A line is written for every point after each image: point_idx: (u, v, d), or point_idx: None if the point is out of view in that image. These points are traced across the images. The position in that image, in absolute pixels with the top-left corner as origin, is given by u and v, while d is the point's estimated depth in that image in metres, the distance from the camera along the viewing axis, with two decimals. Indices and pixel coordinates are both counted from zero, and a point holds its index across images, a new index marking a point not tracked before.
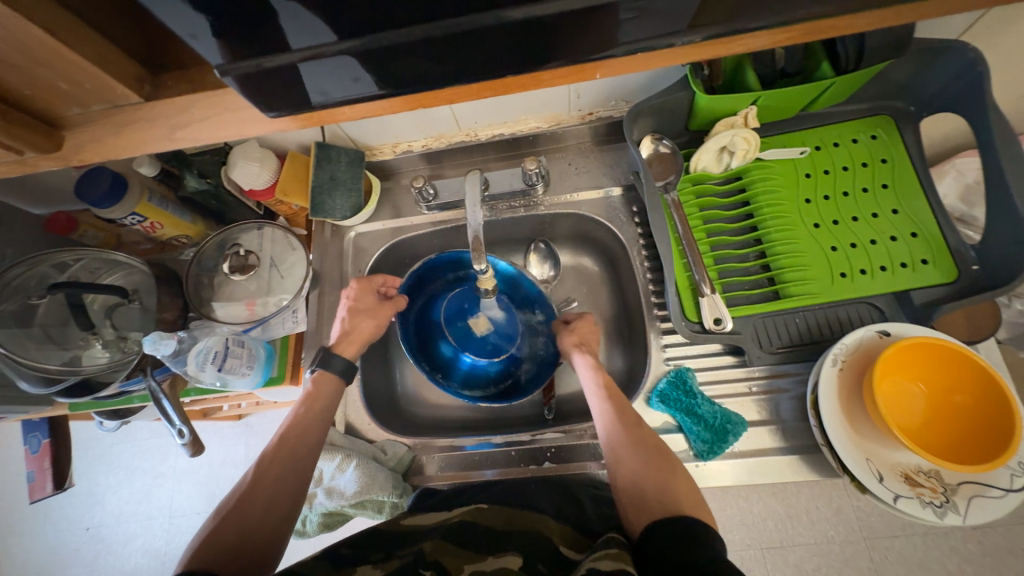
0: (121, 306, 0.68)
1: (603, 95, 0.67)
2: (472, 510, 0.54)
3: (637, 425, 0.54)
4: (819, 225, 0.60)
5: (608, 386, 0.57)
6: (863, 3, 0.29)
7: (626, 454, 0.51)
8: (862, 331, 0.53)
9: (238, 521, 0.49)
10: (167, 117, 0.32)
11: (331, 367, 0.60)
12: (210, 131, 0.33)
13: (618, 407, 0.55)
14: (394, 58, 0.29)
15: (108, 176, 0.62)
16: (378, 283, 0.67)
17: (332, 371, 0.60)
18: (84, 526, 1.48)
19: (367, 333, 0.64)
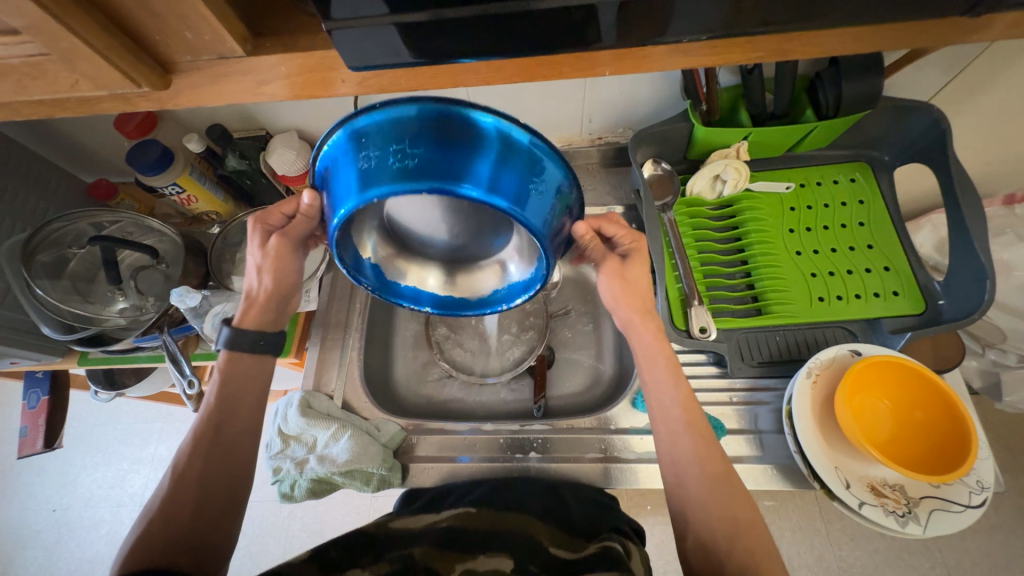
0: (148, 269, 0.72)
1: (613, 122, 0.75)
2: (460, 514, 0.56)
3: (723, 481, 0.50)
4: (801, 253, 0.66)
5: (696, 423, 0.53)
6: (836, 42, 0.35)
7: (706, 510, 0.49)
8: (835, 349, 0.57)
9: (167, 518, 0.49)
10: (249, 73, 0.36)
11: (242, 342, 0.56)
12: (276, 91, 0.36)
13: (706, 450, 0.51)
14: (434, 34, 0.32)
15: (160, 147, 0.68)
16: (276, 218, 0.57)
17: (241, 349, 0.56)
18: (51, 508, 1.44)
19: (278, 282, 0.57)
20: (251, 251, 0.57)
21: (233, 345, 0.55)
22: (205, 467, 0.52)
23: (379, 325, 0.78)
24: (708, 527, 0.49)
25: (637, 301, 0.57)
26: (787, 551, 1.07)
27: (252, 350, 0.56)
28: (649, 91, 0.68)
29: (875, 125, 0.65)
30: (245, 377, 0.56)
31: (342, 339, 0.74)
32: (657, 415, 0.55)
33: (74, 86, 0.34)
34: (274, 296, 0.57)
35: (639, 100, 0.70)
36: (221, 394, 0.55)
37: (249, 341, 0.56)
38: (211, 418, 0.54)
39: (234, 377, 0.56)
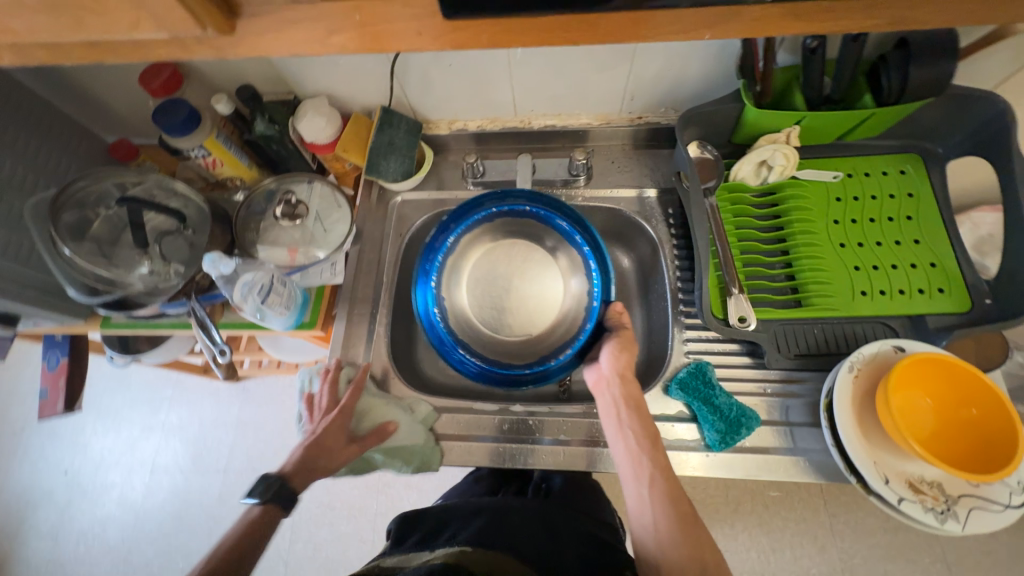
0: (172, 233, 0.69)
1: (656, 100, 0.72)
2: (455, 552, 0.51)
3: (692, 532, 0.51)
4: (845, 245, 0.64)
5: (662, 466, 0.54)
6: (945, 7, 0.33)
7: (677, 562, 0.49)
8: (879, 344, 0.56)
9: None
10: (310, 20, 0.34)
11: (277, 503, 0.53)
12: (338, 42, 0.34)
13: (672, 492, 0.52)
14: None
15: (187, 107, 0.66)
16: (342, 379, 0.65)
17: (274, 507, 0.53)
18: (62, 470, 1.45)
19: (310, 453, 0.57)
20: (323, 390, 0.63)
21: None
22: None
23: (403, 302, 0.77)
24: (680, 565, 0.49)
25: (627, 359, 0.60)
26: (789, 540, 1.09)
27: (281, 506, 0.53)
28: (698, 68, 0.65)
29: (936, 114, 0.62)
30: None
31: (369, 314, 0.74)
32: (618, 448, 0.56)
33: (132, 26, 0.32)
34: (306, 468, 0.56)
35: (685, 77, 0.67)
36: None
37: (277, 502, 0.53)
38: (236, 552, 0.49)
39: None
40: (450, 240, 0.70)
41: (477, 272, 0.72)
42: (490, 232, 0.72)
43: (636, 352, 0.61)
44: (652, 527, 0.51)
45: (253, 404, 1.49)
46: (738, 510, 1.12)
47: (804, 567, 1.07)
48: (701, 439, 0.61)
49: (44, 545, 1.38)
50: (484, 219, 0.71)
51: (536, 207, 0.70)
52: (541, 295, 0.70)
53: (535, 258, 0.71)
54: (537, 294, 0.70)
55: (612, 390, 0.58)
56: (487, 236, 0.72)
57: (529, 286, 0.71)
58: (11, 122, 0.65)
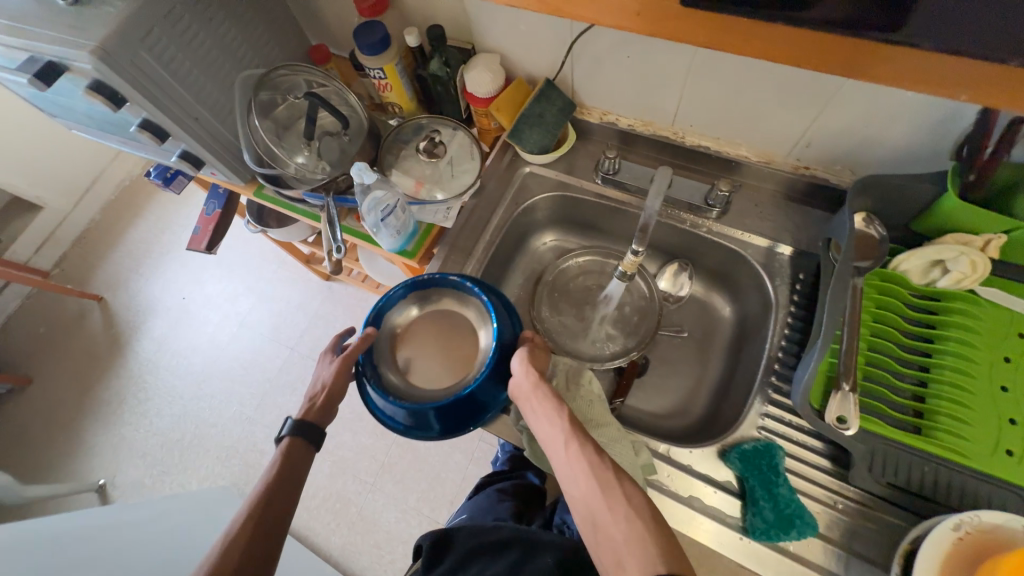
0: (333, 135, 0.79)
1: (832, 155, 0.65)
2: None
3: (605, 476, 0.47)
4: (1009, 390, 0.53)
5: (570, 423, 0.52)
6: None
7: (598, 511, 0.46)
8: (1010, 517, 0.46)
9: (269, 507, 0.55)
10: None
11: (299, 435, 0.60)
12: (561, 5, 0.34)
13: (581, 442, 0.51)
14: None
15: (383, 31, 0.73)
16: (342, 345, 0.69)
17: (300, 437, 0.60)
18: (181, 294, 1.76)
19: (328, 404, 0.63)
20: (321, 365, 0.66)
21: (295, 436, 0.60)
22: (322, 428, 0.62)
23: (495, 265, 0.81)
24: (604, 524, 0.45)
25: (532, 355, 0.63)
26: None
27: (306, 443, 0.61)
28: (900, 133, 0.57)
29: None
30: (303, 456, 0.61)
31: (461, 265, 0.77)
32: (535, 426, 0.55)
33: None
34: (330, 401, 0.63)
35: (881, 139, 0.59)
36: (281, 468, 0.58)
37: (306, 435, 0.61)
38: (271, 481, 0.57)
39: (291, 455, 0.60)
40: (395, 292, 0.69)
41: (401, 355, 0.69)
42: (410, 306, 0.71)
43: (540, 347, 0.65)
44: (574, 482, 0.49)
45: (332, 303, 1.66)
46: None
47: None
48: (739, 520, 0.56)
49: (149, 348, 1.69)
50: (398, 297, 0.70)
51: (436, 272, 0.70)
52: (452, 344, 0.70)
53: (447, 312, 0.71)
54: (454, 346, 0.69)
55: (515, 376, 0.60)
56: (410, 312, 0.70)
57: (447, 343, 0.70)
58: (252, 8, 0.77)
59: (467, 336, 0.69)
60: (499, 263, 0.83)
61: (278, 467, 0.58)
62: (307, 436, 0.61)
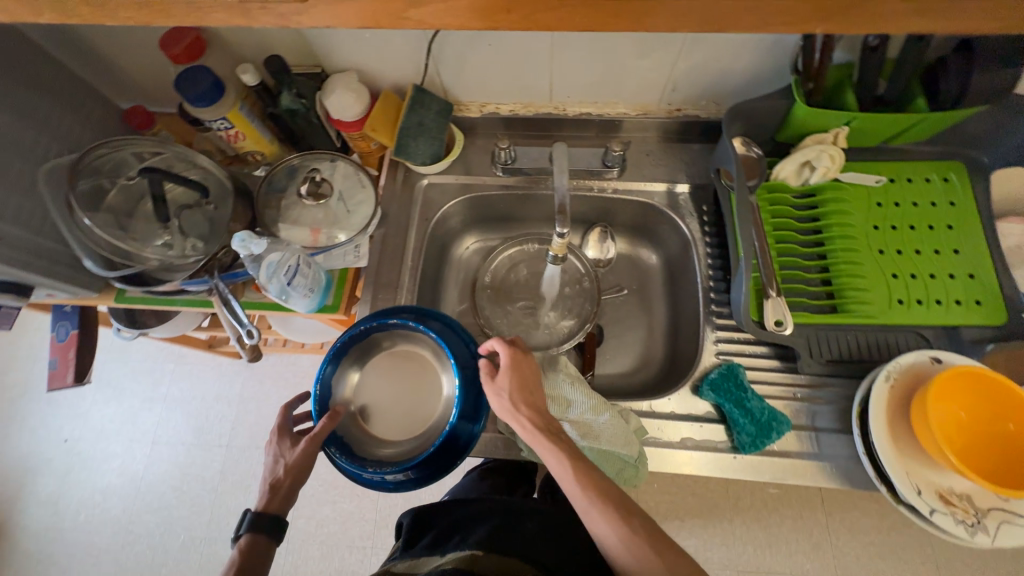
0: (192, 207, 0.67)
1: (697, 93, 0.70)
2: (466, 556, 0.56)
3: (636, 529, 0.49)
4: (884, 252, 0.63)
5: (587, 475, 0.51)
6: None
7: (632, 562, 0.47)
8: (916, 354, 0.56)
9: None
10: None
11: (259, 531, 0.54)
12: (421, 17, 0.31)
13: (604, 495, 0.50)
14: None
15: (211, 76, 0.63)
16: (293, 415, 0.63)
17: (262, 535, 0.54)
18: (62, 438, 1.45)
19: (289, 486, 0.57)
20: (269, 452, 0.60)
21: (254, 534, 0.53)
22: (284, 518, 0.56)
23: (426, 287, 0.77)
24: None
25: (518, 384, 0.57)
26: (785, 536, 1.14)
27: (269, 539, 0.54)
28: (745, 61, 0.63)
29: (982, 123, 0.62)
30: (266, 552, 0.54)
31: (392, 300, 0.72)
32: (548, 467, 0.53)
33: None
34: (293, 486, 0.57)
35: (731, 69, 0.65)
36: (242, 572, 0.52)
37: (268, 530, 0.54)
38: None
39: (252, 554, 0.53)
40: (326, 369, 0.63)
41: (364, 417, 0.64)
42: (353, 365, 0.65)
43: (525, 369, 0.58)
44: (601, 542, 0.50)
45: (257, 381, 1.49)
46: (738, 505, 1.17)
47: (797, 560, 1.12)
48: (728, 441, 0.61)
49: (45, 513, 1.38)
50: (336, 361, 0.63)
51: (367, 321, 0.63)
52: (414, 385, 0.67)
53: (396, 355, 0.67)
54: (417, 387, 0.67)
55: (512, 423, 0.55)
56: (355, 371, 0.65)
57: (408, 386, 0.67)
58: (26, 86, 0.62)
59: (425, 371, 0.67)
60: (430, 285, 0.78)
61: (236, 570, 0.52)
62: (271, 533, 0.54)
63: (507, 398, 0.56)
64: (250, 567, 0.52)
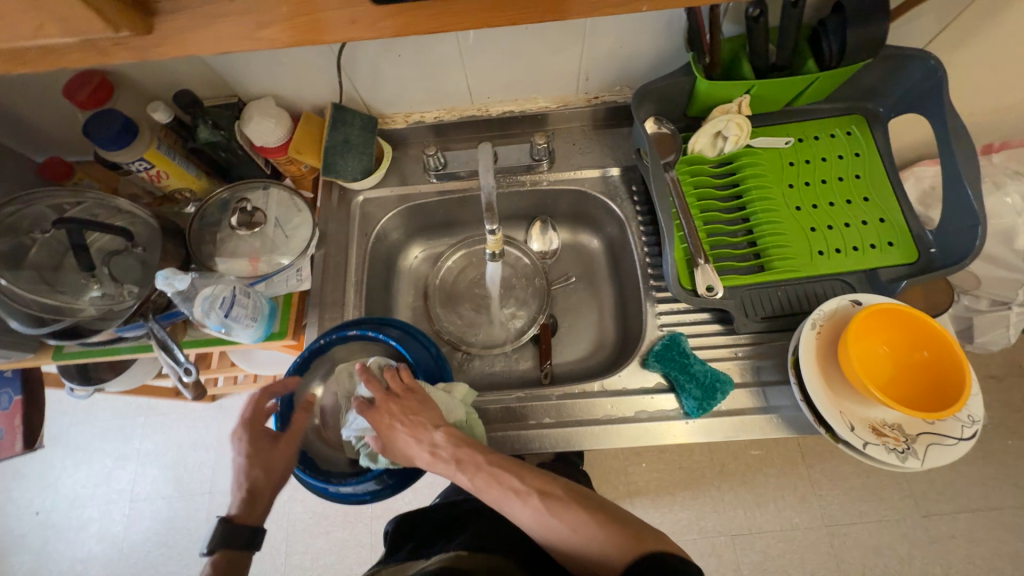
0: (121, 253, 0.66)
1: (609, 79, 0.72)
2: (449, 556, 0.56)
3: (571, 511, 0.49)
4: (800, 208, 0.67)
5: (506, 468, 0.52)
6: None
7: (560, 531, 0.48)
8: (837, 300, 0.59)
9: None
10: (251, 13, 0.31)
11: (233, 543, 0.50)
12: (285, 35, 0.33)
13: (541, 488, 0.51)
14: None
15: (120, 118, 0.62)
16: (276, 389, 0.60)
17: (234, 549, 0.49)
18: (34, 510, 1.40)
19: (268, 487, 0.54)
20: (235, 449, 0.55)
21: (224, 547, 0.49)
22: (261, 529, 0.52)
23: (376, 301, 0.78)
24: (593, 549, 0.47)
25: (404, 421, 0.55)
26: (771, 494, 1.18)
27: (244, 552, 0.50)
28: (646, 44, 0.66)
29: (870, 76, 0.66)
30: (240, 567, 0.50)
31: (340, 318, 0.72)
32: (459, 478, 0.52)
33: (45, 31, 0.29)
34: (272, 491, 0.54)
35: (635, 53, 0.68)
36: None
37: (242, 541, 0.50)
38: None
39: (223, 572, 0.48)
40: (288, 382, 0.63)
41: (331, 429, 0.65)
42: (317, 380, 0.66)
43: (404, 403, 0.57)
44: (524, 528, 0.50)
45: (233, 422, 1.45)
46: (723, 471, 1.20)
47: (786, 516, 1.16)
48: (678, 408, 0.63)
49: None
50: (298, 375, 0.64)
51: (327, 334, 0.64)
52: None
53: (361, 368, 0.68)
54: None
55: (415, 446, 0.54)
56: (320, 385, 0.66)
57: None
58: None
59: None
60: (380, 298, 0.79)
61: None
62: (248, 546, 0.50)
63: (405, 440, 0.55)
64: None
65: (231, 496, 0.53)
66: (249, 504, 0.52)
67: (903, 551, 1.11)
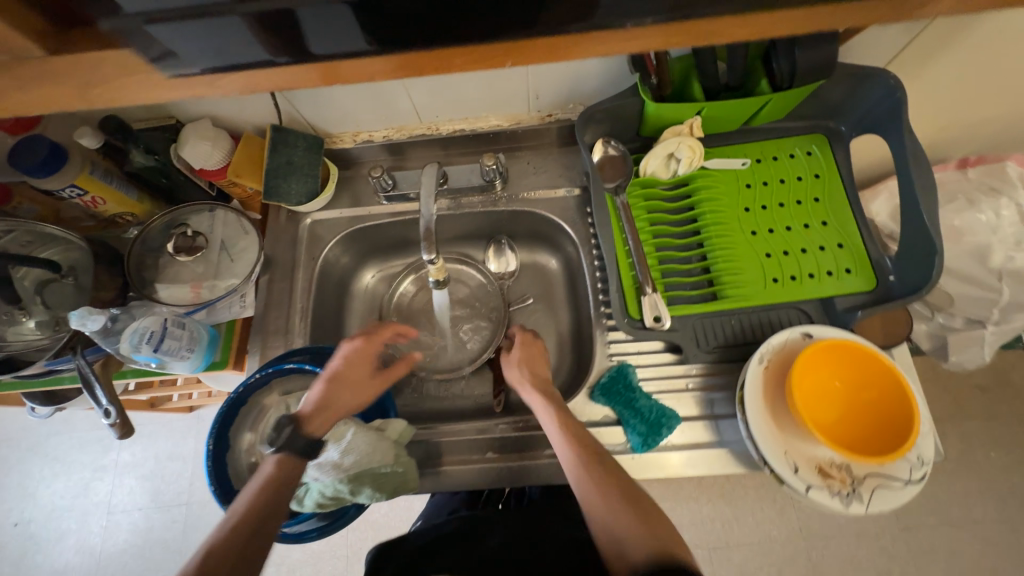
0: (53, 283, 0.64)
1: (561, 98, 0.70)
2: None
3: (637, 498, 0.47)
4: (756, 233, 0.64)
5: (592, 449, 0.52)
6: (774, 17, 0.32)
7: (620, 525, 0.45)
8: (787, 333, 0.56)
9: (237, 537, 0.43)
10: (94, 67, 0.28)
11: (293, 448, 0.49)
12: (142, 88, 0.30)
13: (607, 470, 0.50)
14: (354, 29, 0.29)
15: (49, 145, 0.60)
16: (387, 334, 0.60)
17: (292, 454, 0.49)
18: (12, 522, 1.39)
19: (347, 404, 0.54)
20: (337, 354, 0.56)
21: (289, 449, 0.48)
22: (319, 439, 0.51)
23: (326, 326, 0.76)
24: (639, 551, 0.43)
25: (528, 367, 0.62)
26: (748, 508, 1.16)
27: (300, 457, 0.49)
28: (594, 63, 0.63)
29: (828, 96, 0.63)
30: (291, 480, 0.48)
31: (284, 346, 0.70)
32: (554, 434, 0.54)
33: None
34: (341, 412, 0.54)
35: (585, 72, 0.65)
36: (266, 490, 0.46)
37: (300, 449, 0.49)
38: (247, 512, 0.45)
39: (281, 473, 0.47)
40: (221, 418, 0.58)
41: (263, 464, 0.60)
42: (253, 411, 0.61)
43: (534, 356, 0.63)
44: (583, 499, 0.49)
45: None
46: (700, 484, 1.18)
47: (763, 532, 1.14)
48: (625, 443, 0.60)
49: None
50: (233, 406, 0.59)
51: (263, 368, 0.60)
52: None
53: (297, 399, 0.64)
54: None
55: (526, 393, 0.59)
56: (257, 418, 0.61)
57: None
58: None
59: None
60: (329, 322, 0.77)
61: (268, 484, 0.47)
62: (306, 452, 0.49)
63: (519, 380, 0.61)
64: (271, 493, 0.46)
65: (311, 392, 0.53)
66: (320, 413, 0.52)
67: (880, 567, 1.09)
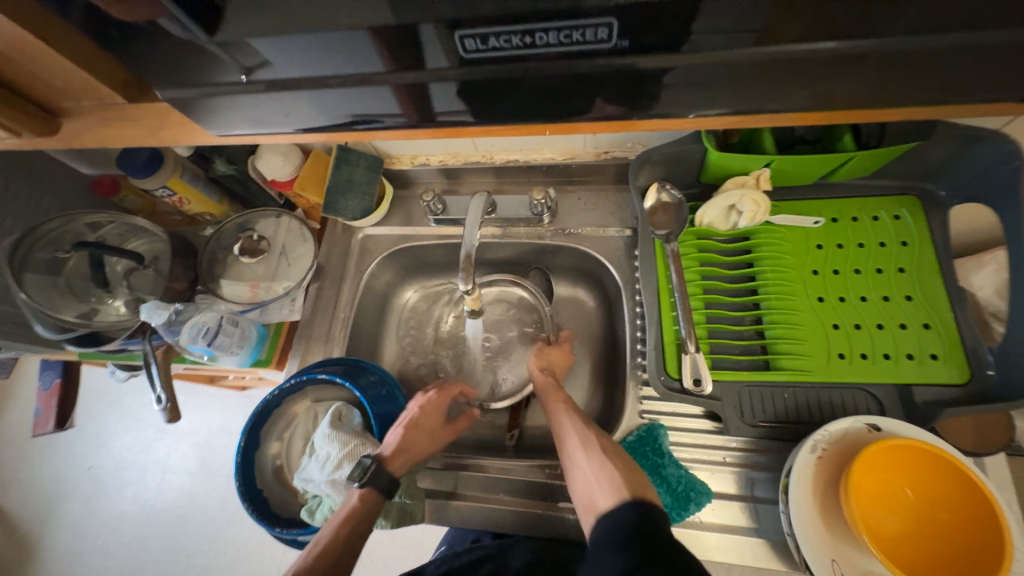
0: (138, 270, 0.72)
1: (619, 137, 0.68)
2: None
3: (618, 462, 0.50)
4: (823, 300, 0.58)
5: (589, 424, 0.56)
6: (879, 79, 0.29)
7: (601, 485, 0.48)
8: (849, 421, 0.50)
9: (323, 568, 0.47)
10: None
11: (377, 482, 0.53)
12: None
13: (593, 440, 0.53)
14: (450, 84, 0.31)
15: (149, 149, 0.67)
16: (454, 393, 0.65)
17: (377, 489, 0.53)
18: (86, 465, 1.57)
19: (421, 451, 0.58)
20: (416, 402, 0.62)
21: (373, 487, 0.52)
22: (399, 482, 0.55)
23: (364, 338, 0.78)
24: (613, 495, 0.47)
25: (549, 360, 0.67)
26: None
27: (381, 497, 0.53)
28: None
29: (925, 157, 0.56)
30: (371, 517, 0.52)
31: (324, 353, 0.73)
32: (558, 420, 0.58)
33: None
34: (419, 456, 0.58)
35: None
36: (351, 524, 0.50)
37: (384, 485, 0.53)
38: (331, 545, 0.48)
39: (365, 509, 0.51)
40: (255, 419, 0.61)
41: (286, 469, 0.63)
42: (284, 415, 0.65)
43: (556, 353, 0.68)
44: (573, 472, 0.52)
45: None
46: None
47: None
48: None
49: (70, 537, 1.49)
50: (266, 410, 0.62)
51: (297, 375, 0.62)
52: None
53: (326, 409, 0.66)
54: None
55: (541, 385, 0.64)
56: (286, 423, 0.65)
57: None
58: None
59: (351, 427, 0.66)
60: (368, 335, 0.79)
61: (348, 518, 0.50)
62: (386, 492, 0.53)
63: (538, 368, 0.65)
64: (353, 527, 0.50)
65: (391, 436, 0.57)
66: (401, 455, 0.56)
67: None
